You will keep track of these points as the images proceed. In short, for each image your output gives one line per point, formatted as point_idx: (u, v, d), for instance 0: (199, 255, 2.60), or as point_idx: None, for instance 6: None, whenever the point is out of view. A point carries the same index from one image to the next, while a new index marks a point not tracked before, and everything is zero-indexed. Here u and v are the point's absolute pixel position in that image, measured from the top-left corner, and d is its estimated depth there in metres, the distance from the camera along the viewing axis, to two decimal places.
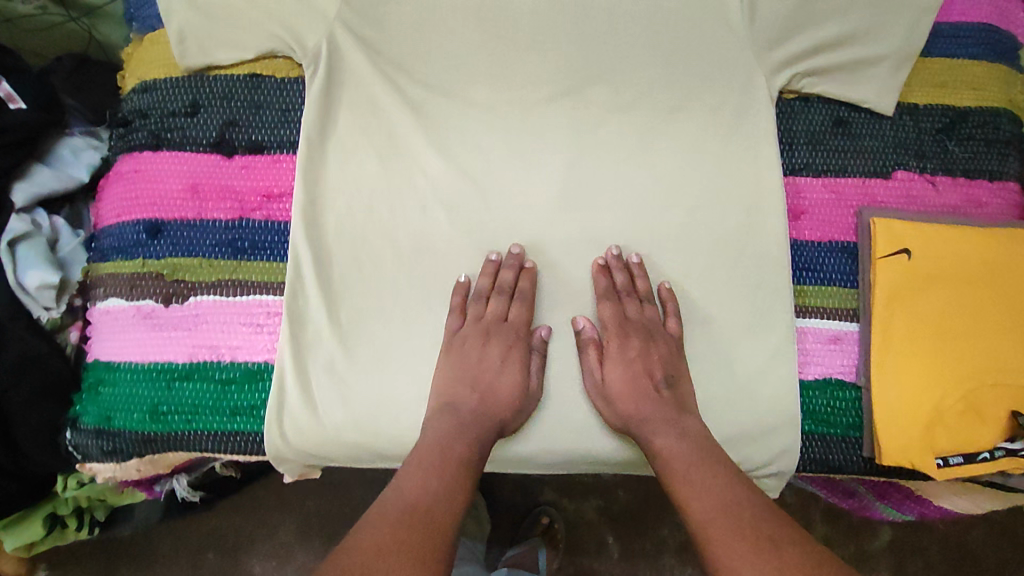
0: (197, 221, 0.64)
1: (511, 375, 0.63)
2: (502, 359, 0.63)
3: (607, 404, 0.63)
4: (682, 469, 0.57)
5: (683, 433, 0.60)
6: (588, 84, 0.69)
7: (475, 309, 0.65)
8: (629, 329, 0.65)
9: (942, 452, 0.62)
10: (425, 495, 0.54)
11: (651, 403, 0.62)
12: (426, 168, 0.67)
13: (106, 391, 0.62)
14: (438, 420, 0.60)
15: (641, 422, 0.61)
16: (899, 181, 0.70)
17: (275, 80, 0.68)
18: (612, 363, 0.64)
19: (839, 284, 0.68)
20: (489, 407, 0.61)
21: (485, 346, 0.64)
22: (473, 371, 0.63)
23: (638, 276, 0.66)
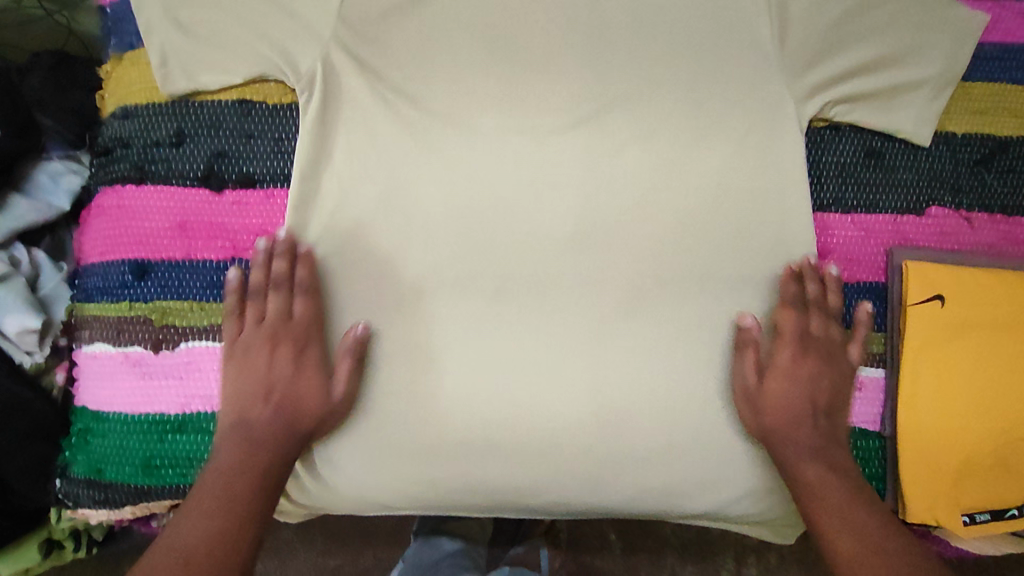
0: (185, 261, 0.60)
1: (307, 379, 0.58)
2: (294, 365, 0.59)
3: (752, 412, 0.61)
4: (833, 499, 0.56)
5: (829, 462, 0.58)
6: (606, 110, 0.64)
7: (254, 308, 0.59)
8: (810, 349, 0.61)
9: (968, 510, 0.61)
10: (206, 535, 0.50)
11: (807, 429, 0.60)
12: (428, 203, 0.63)
13: (96, 442, 0.60)
14: (224, 441, 0.56)
15: (784, 441, 0.59)
16: (933, 218, 0.66)
17: (267, 106, 0.63)
18: (775, 377, 0.61)
19: (866, 328, 0.64)
20: (286, 414, 0.58)
21: (271, 352, 0.58)
22: (262, 380, 0.58)
23: (828, 292, 0.63)
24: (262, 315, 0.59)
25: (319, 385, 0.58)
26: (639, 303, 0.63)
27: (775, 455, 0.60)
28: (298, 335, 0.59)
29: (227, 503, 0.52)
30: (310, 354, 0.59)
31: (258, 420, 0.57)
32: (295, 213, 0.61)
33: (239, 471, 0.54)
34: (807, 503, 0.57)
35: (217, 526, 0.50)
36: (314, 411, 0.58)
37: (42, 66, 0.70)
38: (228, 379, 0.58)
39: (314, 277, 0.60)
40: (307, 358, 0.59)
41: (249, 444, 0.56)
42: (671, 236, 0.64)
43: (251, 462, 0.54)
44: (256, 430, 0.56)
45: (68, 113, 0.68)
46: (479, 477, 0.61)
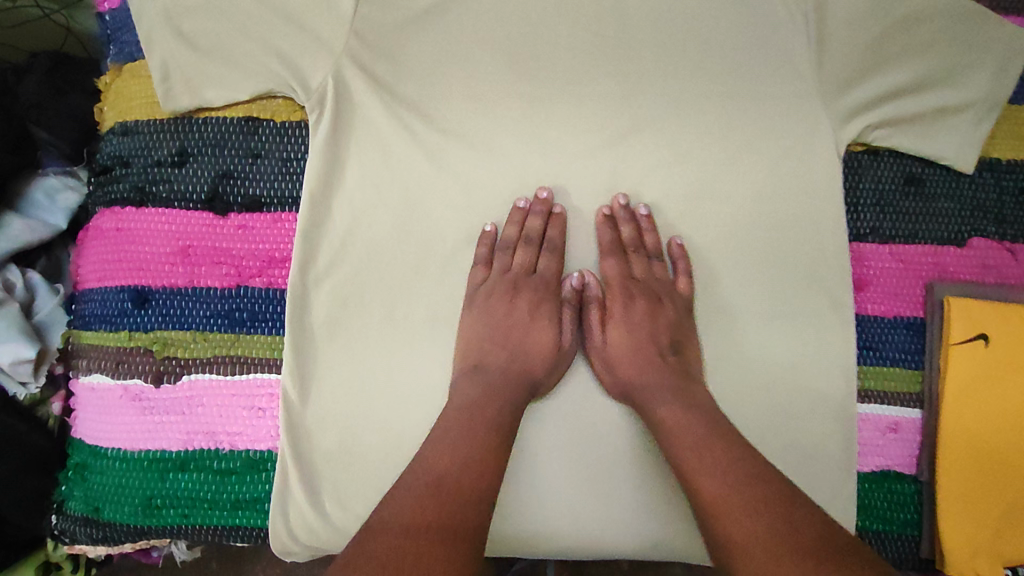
0: (188, 289, 0.57)
1: (544, 330, 0.58)
2: (531, 312, 0.59)
3: (608, 369, 0.58)
4: (692, 437, 0.50)
5: (689, 399, 0.53)
6: (634, 130, 0.61)
7: (502, 260, 0.60)
8: (644, 290, 0.60)
9: (1010, 561, 0.58)
10: (452, 465, 0.47)
11: (659, 367, 0.56)
12: (444, 228, 0.60)
13: (93, 478, 0.57)
14: (472, 379, 0.54)
15: (642, 390, 0.55)
16: (975, 250, 0.62)
17: (274, 124, 0.60)
18: (614, 325, 0.59)
19: (904, 365, 0.61)
20: (520, 363, 0.56)
21: (512, 299, 0.58)
22: (501, 327, 0.57)
23: (645, 231, 0.60)
24: (507, 265, 0.59)
25: (546, 330, 0.58)
26: None
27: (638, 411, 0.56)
28: (540, 289, 0.59)
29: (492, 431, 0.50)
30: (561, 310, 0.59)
31: (501, 366, 0.55)
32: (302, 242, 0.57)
33: (468, 413, 0.51)
34: (671, 447, 0.51)
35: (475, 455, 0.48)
36: (547, 360, 0.57)
37: (38, 68, 0.65)
38: (483, 332, 0.57)
39: (564, 237, 0.60)
40: (517, 308, 0.58)
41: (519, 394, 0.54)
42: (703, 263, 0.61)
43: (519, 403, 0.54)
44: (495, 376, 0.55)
45: (71, 127, 0.64)
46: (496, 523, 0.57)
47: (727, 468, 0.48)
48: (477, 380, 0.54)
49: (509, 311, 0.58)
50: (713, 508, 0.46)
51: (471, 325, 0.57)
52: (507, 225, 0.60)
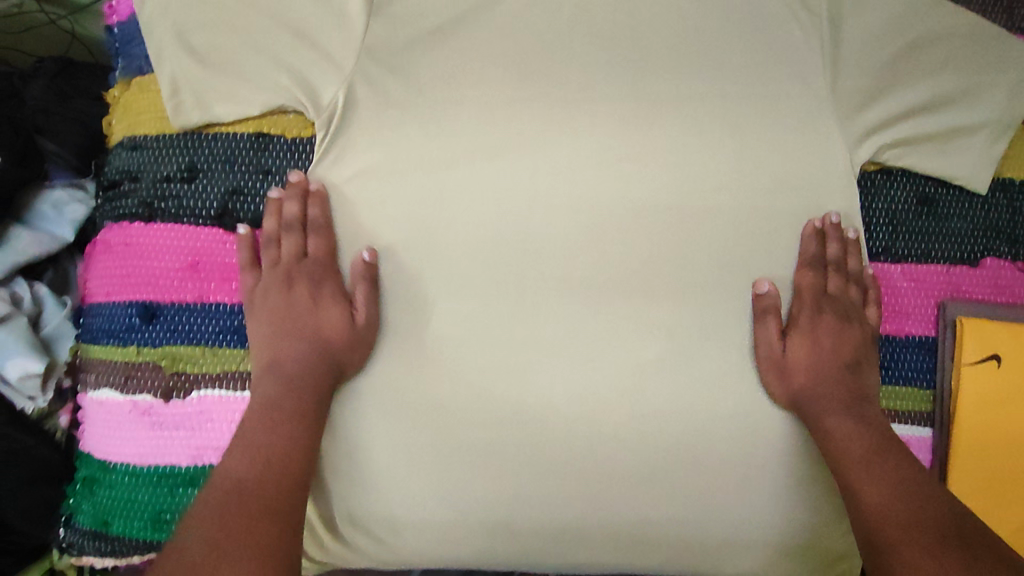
0: (196, 304, 0.57)
1: (329, 314, 0.56)
2: (313, 299, 0.57)
3: (780, 379, 0.58)
4: (859, 453, 0.52)
5: (856, 417, 0.55)
6: (646, 146, 0.61)
7: (269, 253, 0.58)
8: (842, 309, 0.60)
9: None
10: (240, 471, 0.48)
11: (835, 383, 0.57)
12: (451, 243, 0.60)
13: (102, 493, 0.57)
14: (263, 382, 0.54)
15: (812, 403, 0.57)
16: (988, 270, 0.62)
17: (285, 140, 0.59)
18: (798, 337, 0.59)
19: (916, 385, 0.60)
20: (318, 350, 0.56)
21: (289, 291, 0.57)
22: (291, 320, 0.56)
23: (852, 254, 0.61)
24: (275, 260, 0.58)
25: (335, 310, 0.56)
26: (681, 354, 0.59)
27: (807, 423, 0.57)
28: (314, 271, 0.58)
29: (285, 434, 0.51)
30: (298, 296, 0.57)
31: (298, 361, 0.55)
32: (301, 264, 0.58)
33: (258, 422, 0.51)
34: (837, 458, 0.53)
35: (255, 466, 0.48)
36: (336, 344, 0.56)
37: (43, 76, 0.67)
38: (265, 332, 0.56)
39: (328, 216, 0.58)
40: (298, 295, 0.57)
41: (312, 388, 0.54)
42: (712, 283, 0.60)
43: (304, 395, 0.53)
44: (294, 372, 0.55)
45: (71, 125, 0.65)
46: (505, 530, 0.59)
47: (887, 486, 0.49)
48: (264, 384, 0.54)
49: (291, 305, 0.56)
50: (873, 519, 0.48)
51: (258, 324, 0.56)
52: (268, 216, 0.58)
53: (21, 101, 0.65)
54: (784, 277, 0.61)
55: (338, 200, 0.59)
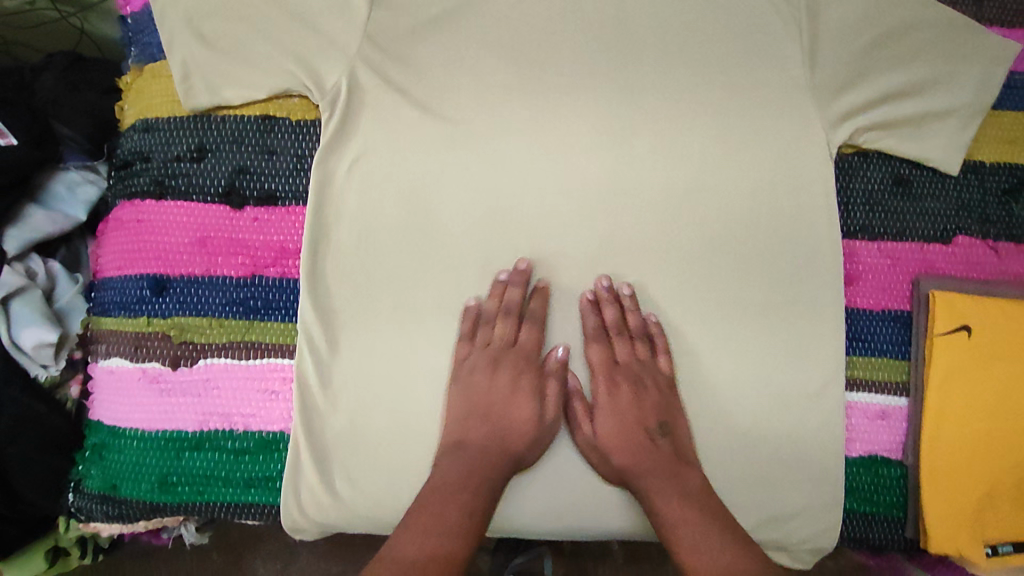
0: (204, 277, 0.60)
1: (551, 402, 0.60)
2: (513, 386, 0.60)
3: (601, 457, 0.60)
4: (686, 534, 0.54)
5: (692, 490, 0.57)
6: (635, 131, 0.64)
7: (485, 334, 0.61)
8: (620, 372, 0.61)
9: (990, 540, 0.60)
10: (421, 552, 0.50)
11: (648, 453, 0.59)
12: (447, 222, 0.63)
13: (111, 457, 0.59)
14: (447, 460, 0.57)
15: (645, 479, 0.58)
16: (960, 247, 0.65)
17: (290, 122, 0.62)
18: (604, 411, 0.60)
19: (890, 356, 0.64)
20: (500, 446, 0.58)
21: (494, 373, 0.60)
22: (484, 401, 0.59)
23: (627, 322, 0.62)
24: (489, 342, 0.61)
25: (529, 407, 0.60)
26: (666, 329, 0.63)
27: (632, 491, 0.59)
28: (518, 364, 0.61)
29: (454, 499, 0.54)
30: (585, 416, 0.60)
31: (470, 450, 0.57)
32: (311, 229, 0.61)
33: (439, 496, 0.54)
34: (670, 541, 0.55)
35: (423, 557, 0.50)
36: (518, 441, 0.59)
37: (55, 68, 0.69)
38: (455, 416, 0.59)
39: (545, 310, 0.62)
40: (507, 383, 0.60)
41: (479, 472, 0.56)
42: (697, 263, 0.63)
43: (485, 474, 0.56)
44: (473, 454, 0.57)
45: (83, 116, 0.67)
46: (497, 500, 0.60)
47: (730, 553, 0.53)
48: (439, 475, 0.56)
49: (490, 386, 0.60)
50: None
51: (461, 415, 0.59)
52: (485, 299, 0.62)
53: (32, 92, 0.67)
54: (578, 349, 0.63)
55: (365, 170, 0.62)
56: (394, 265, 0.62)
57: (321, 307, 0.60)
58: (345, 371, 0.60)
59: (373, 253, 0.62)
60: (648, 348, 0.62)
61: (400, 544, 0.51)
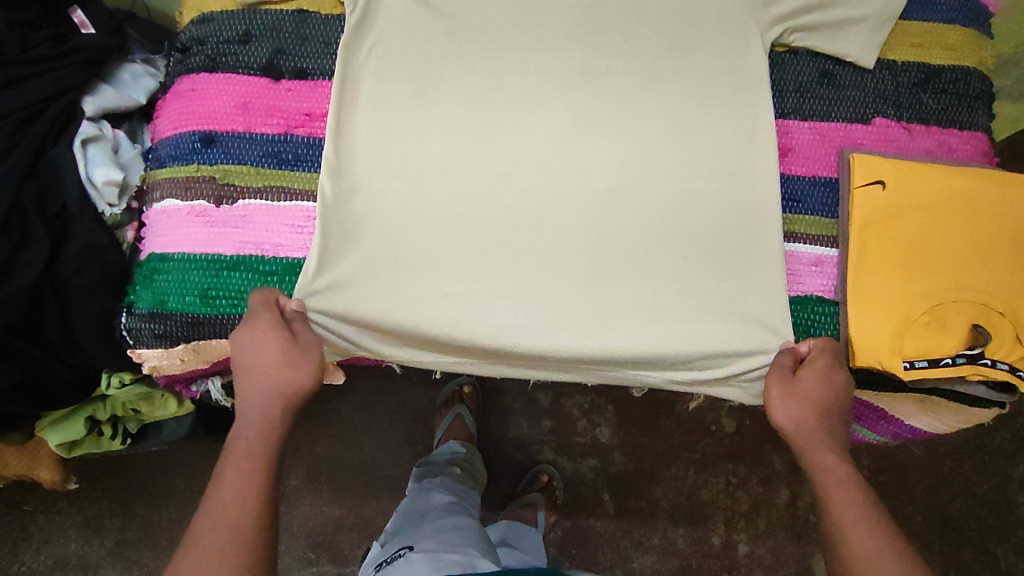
0: (246, 134, 0.72)
1: (269, 347, 0.66)
2: (256, 339, 0.66)
3: (788, 411, 0.69)
4: (838, 489, 0.65)
5: (846, 461, 0.67)
6: (600, 31, 0.77)
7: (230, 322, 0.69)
8: (840, 364, 0.70)
9: (908, 355, 0.68)
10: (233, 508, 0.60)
11: (830, 425, 0.68)
12: (443, 98, 0.74)
13: (161, 278, 0.70)
14: (245, 432, 0.65)
15: (817, 439, 0.68)
16: (878, 127, 0.78)
17: (320, 15, 0.76)
18: (808, 373, 0.69)
19: (821, 215, 0.75)
20: (276, 399, 0.66)
21: (241, 340, 0.66)
22: (245, 364, 0.66)
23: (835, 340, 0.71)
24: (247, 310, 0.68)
25: (287, 360, 0.66)
26: (626, 188, 0.73)
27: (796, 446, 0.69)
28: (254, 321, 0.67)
29: (248, 470, 0.62)
30: (779, 379, 0.69)
31: (254, 416, 0.65)
32: (334, 97, 0.73)
33: (242, 464, 0.63)
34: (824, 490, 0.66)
35: (233, 511, 0.60)
36: (293, 385, 0.67)
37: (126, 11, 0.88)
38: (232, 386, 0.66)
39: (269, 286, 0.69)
40: (253, 351, 0.66)
41: (268, 430, 0.65)
42: (655, 135, 0.74)
43: (271, 433, 0.65)
44: (255, 411, 0.65)
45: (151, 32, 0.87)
46: (487, 323, 0.71)
47: (875, 519, 0.63)
48: (240, 443, 0.64)
49: (243, 352, 0.66)
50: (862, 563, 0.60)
51: (250, 388, 0.66)
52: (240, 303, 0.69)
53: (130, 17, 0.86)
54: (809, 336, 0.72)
55: (383, 56, 0.74)
56: (400, 127, 0.73)
57: (342, 156, 0.72)
58: (360, 207, 0.71)
59: (384, 115, 0.73)
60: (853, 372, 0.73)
61: (228, 484, 0.61)
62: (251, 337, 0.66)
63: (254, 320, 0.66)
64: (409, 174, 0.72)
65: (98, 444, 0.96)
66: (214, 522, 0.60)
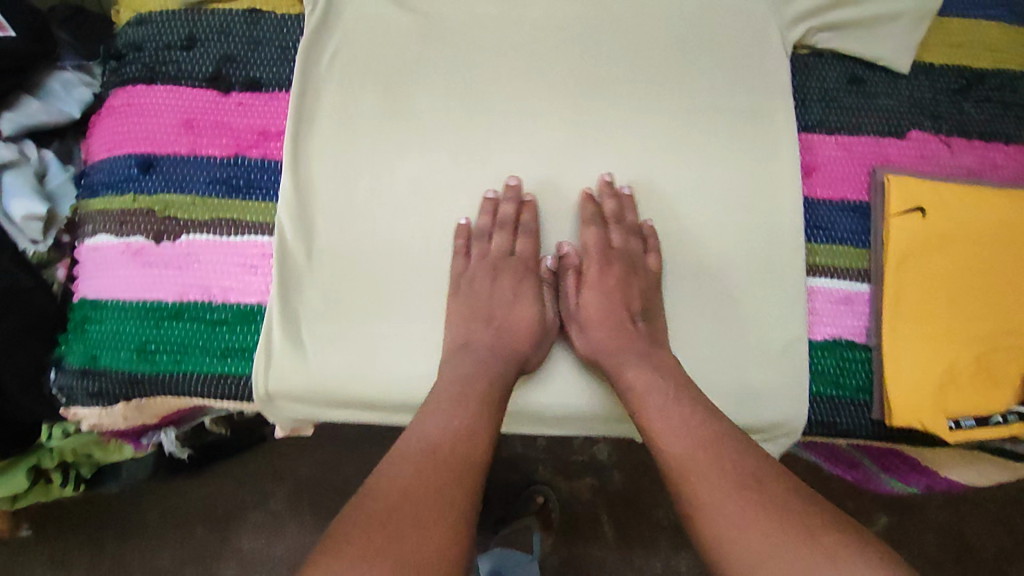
0: (190, 156, 0.62)
1: (525, 307, 0.64)
2: (514, 291, 0.65)
3: (578, 329, 0.64)
4: (658, 402, 0.57)
5: (659, 372, 0.59)
6: (600, 32, 0.67)
7: (479, 249, 0.64)
8: (614, 260, 0.64)
9: (955, 413, 0.60)
10: (447, 434, 0.54)
11: (627, 334, 0.62)
12: (425, 111, 0.64)
13: (92, 329, 0.60)
14: (456, 359, 0.59)
15: (611, 353, 0.61)
16: (913, 142, 0.68)
17: (276, 16, 0.66)
18: (590, 290, 0.65)
19: (849, 244, 0.66)
20: (508, 353, 0.60)
21: (495, 280, 0.64)
22: (486, 306, 0.63)
23: (627, 208, 0.64)
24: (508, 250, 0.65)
25: (531, 310, 0.64)
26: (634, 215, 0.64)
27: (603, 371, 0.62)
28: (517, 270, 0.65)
29: (471, 407, 0.55)
30: (571, 296, 0.66)
31: (477, 364, 0.59)
32: (292, 113, 0.63)
33: (444, 405, 0.55)
34: (637, 412, 0.58)
35: (454, 434, 0.53)
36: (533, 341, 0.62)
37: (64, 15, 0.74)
38: (462, 317, 0.61)
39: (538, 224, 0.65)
40: (502, 292, 0.64)
41: (489, 375, 0.58)
42: (659, 151, 0.65)
43: (487, 380, 0.58)
44: (482, 353, 0.60)
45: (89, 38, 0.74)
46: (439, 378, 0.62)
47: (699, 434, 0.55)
48: (475, 382, 0.57)
49: (493, 292, 0.63)
50: None
51: (489, 328, 0.62)
52: (481, 216, 0.64)
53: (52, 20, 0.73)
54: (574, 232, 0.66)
55: (350, 63, 0.64)
56: (371, 147, 0.63)
57: (304, 185, 0.62)
58: (325, 244, 0.62)
59: (351, 134, 0.63)
60: (640, 244, 0.65)
61: (438, 421, 0.54)
62: (501, 280, 0.64)
63: (523, 252, 0.65)
64: (392, 203, 0.63)
65: (44, 492, 0.86)
66: (427, 446, 0.52)
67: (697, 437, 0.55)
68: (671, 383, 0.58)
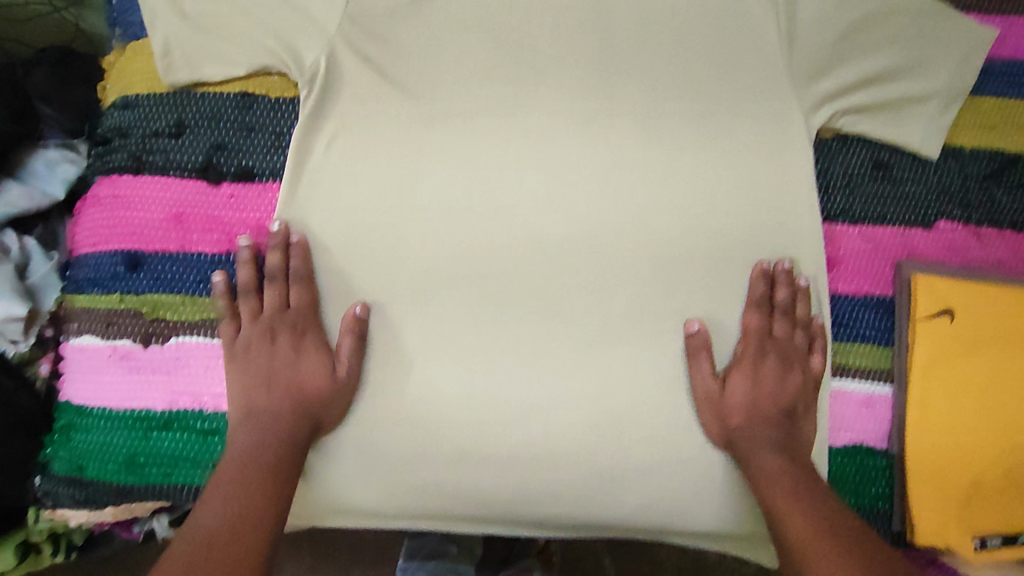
0: (179, 253, 0.59)
1: (309, 364, 0.57)
2: (295, 348, 0.58)
3: (715, 416, 0.59)
4: (789, 487, 0.53)
5: (796, 465, 0.55)
6: (610, 114, 0.63)
7: (248, 304, 0.58)
8: (771, 347, 0.60)
9: (979, 532, 0.59)
10: (221, 519, 0.48)
11: (773, 425, 0.58)
12: (425, 201, 0.61)
13: (78, 437, 0.58)
14: (241, 431, 0.54)
15: (743, 440, 0.58)
16: (941, 232, 0.65)
17: (269, 99, 0.62)
18: (738, 373, 0.60)
19: (872, 343, 0.62)
20: (292, 414, 0.55)
21: (271, 341, 0.58)
22: (267, 369, 0.57)
23: (800, 299, 0.61)
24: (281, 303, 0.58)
25: (314, 364, 0.57)
26: (643, 312, 0.61)
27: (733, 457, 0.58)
28: (292, 323, 0.58)
29: (238, 481, 0.51)
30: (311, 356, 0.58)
31: (267, 434, 0.54)
32: (285, 208, 0.60)
33: (230, 485, 0.50)
34: (766, 496, 0.54)
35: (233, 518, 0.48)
36: (319, 395, 0.57)
37: (45, 61, 0.69)
38: (237, 385, 0.56)
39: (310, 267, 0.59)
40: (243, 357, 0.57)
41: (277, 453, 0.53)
42: (670, 242, 0.62)
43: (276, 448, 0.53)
44: (269, 421, 0.55)
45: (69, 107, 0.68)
46: (470, 488, 0.59)
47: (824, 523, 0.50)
48: (261, 452, 0.53)
49: (268, 357, 0.57)
50: None
51: (246, 388, 0.56)
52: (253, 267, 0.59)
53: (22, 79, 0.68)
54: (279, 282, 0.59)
55: (348, 150, 0.61)
56: (372, 242, 0.60)
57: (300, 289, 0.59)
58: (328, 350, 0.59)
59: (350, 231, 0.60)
60: (805, 340, 0.61)
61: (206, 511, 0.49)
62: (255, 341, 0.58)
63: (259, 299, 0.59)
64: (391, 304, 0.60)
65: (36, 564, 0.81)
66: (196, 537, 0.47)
67: (830, 516, 0.51)
68: (802, 476, 0.54)
